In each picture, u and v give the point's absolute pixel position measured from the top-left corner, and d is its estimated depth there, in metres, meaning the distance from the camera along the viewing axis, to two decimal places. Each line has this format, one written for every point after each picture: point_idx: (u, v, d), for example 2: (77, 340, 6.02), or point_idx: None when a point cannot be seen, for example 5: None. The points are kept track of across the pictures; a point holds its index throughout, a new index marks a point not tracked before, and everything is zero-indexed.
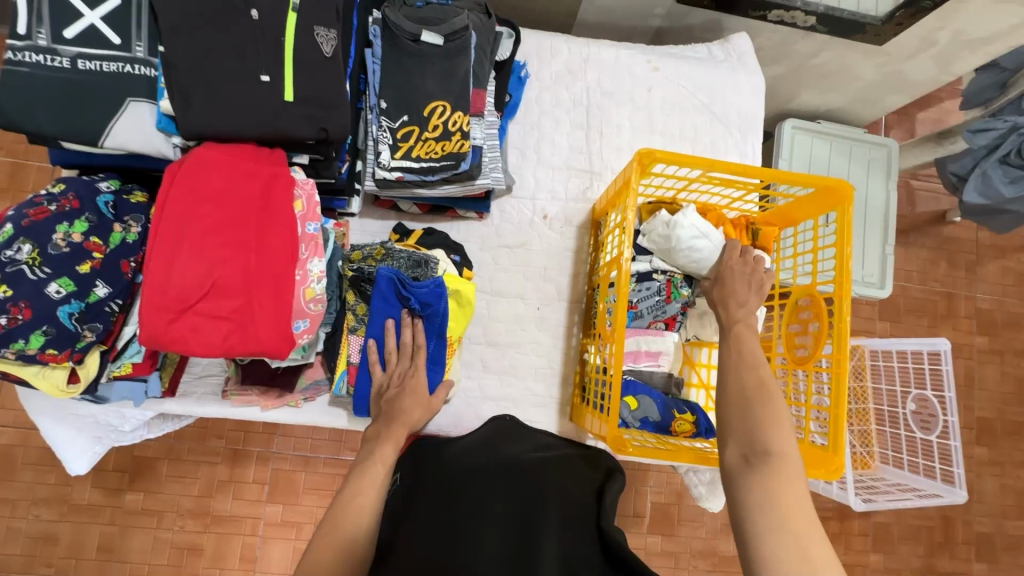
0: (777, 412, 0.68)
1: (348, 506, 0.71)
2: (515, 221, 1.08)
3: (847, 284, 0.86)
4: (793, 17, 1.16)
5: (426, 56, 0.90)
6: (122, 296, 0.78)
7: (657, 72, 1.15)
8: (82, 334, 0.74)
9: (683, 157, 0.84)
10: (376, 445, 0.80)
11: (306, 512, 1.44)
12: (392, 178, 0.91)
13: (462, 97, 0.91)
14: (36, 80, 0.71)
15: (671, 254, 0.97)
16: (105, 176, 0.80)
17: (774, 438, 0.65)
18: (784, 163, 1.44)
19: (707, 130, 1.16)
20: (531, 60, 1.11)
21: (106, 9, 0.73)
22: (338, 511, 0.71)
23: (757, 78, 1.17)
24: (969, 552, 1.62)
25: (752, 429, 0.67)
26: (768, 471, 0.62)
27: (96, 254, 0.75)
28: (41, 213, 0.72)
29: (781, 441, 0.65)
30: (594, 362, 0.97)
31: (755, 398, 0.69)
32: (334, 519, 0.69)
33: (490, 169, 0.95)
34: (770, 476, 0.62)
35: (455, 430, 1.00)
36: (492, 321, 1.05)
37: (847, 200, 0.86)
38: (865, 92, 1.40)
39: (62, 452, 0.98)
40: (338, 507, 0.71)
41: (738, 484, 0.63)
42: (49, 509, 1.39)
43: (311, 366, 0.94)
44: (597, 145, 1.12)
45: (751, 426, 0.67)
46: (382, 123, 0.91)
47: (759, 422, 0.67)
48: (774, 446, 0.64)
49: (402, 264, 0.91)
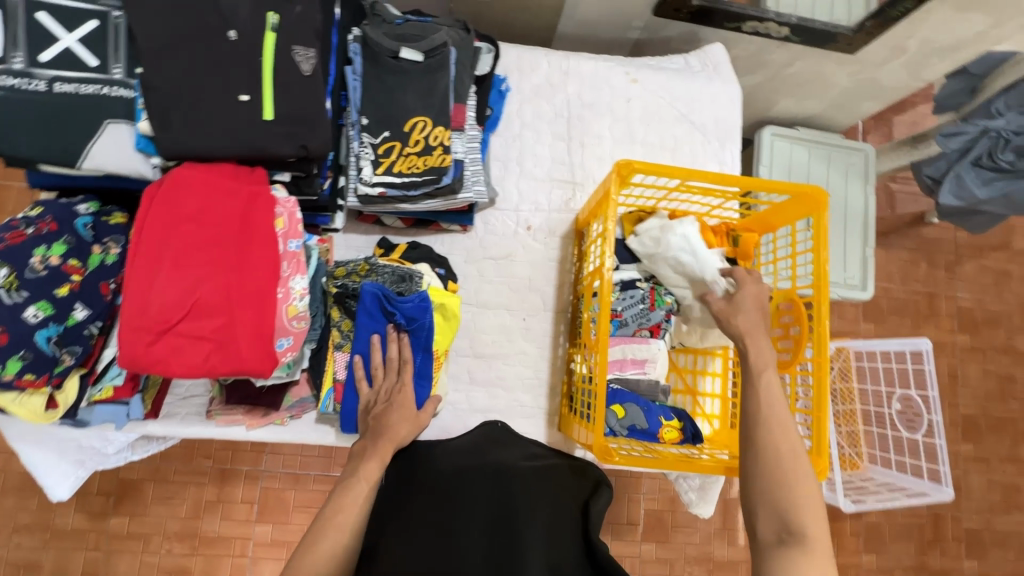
0: (805, 482, 0.69)
1: (330, 526, 0.71)
2: (499, 233, 1.09)
3: (824, 289, 0.87)
4: (767, 28, 1.19)
5: (407, 73, 0.91)
6: (102, 317, 0.77)
7: (635, 83, 1.17)
8: (61, 358, 0.73)
9: (661, 168, 0.86)
10: (361, 461, 0.79)
11: (296, 531, 1.42)
12: (374, 193, 0.92)
13: (443, 113, 0.92)
14: (11, 103, 0.70)
15: (656, 260, 0.99)
16: (84, 198, 0.80)
17: (806, 515, 0.67)
18: (764, 169, 1.47)
19: (687, 140, 1.18)
20: (511, 74, 1.13)
21: (83, 31, 0.73)
22: (321, 529, 0.71)
23: (734, 88, 1.19)
24: (960, 548, 1.64)
25: (783, 503, 0.68)
26: (803, 554, 0.65)
27: (74, 277, 0.74)
28: (18, 237, 0.71)
29: (814, 522, 0.66)
30: (579, 371, 0.97)
31: (786, 473, 0.69)
32: (317, 537, 0.70)
33: (473, 182, 0.96)
34: (801, 556, 0.65)
35: None
36: (479, 332, 1.05)
37: (822, 207, 0.88)
38: (840, 99, 1.43)
39: (42, 477, 0.96)
40: (321, 525, 0.71)
41: (773, 563, 0.65)
42: (32, 536, 1.36)
43: (296, 384, 0.93)
44: (579, 156, 1.14)
45: (781, 500, 0.68)
46: (364, 140, 0.92)
47: (794, 504, 0.67)
48: (808, 527, 0.66)
49: (386, 279, 0.92)
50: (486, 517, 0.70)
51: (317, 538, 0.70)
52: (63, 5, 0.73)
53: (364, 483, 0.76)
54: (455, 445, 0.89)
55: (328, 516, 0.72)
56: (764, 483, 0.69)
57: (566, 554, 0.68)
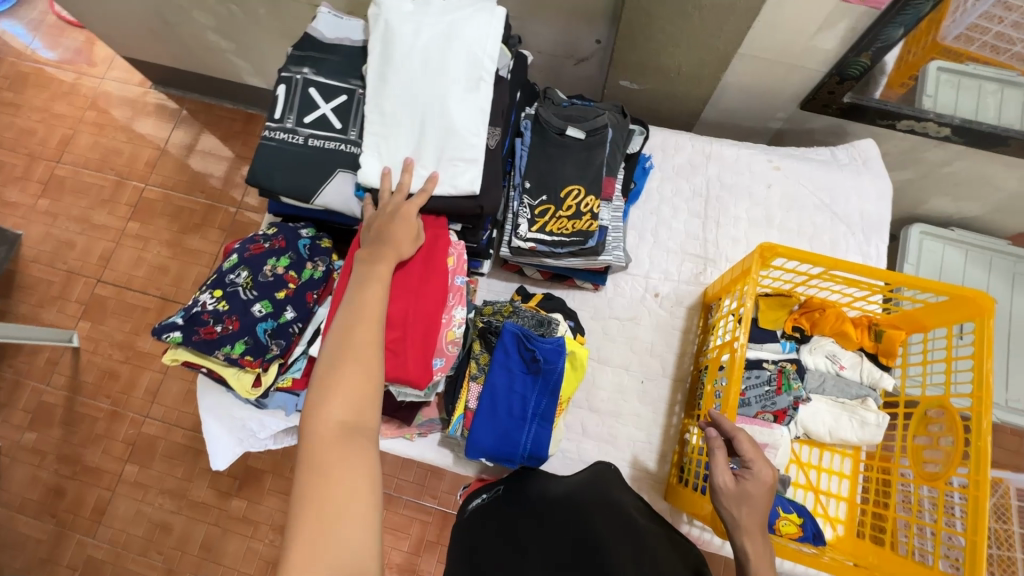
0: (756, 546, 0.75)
1: (349, 437, 0.67)
2: (627, 296, 1.16)
3: (987, 401, 0.81)
4: (925, 127, 1.18)
5: (569, 147, 1.05)
6: (303, 320, 0.94)
7: (777, 170, 1.21)
8: (270, 347, 0.90)
9: (806, 254, 0.88)
10: (341, 332, 0.74)
11: (380, 550, 1.51)
12: (526, 247, 1.03)
13: (595, 182, 1.04)
14: (278, 151, 0.94)
15: (454, 146, 0.90)
16: (305, 225, 1.01)
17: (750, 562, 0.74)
18: (909, 267, 1.39)
19: (828, 229, 1.18)
20: (655, 153, 1.23)
21: (335, 103, 0.96)
22: (333, 450, 0.65)
23: (883, 184, 1.18)
24: None
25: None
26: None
27: (290, 284, 0.94)
28: (258, 249, 0.94)
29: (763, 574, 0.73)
30: (695, 443, 0.99)
31: (747, 524, 0.76)
32: (318, 513, 0.61)
33: (613, 247, 1.05)
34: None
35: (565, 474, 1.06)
36: (596, 388, 1.11)
37: (987, 312, 0.83)
38: (1008, 203, 1.32)
39: (211, 447, 1.16)
40: (327, 446, 0.66)
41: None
42: (172, 500, 1.59)
43: (428, 405, 1.04)
44: (712, 235, 1.19)
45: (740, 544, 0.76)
46: (524, 201, 1.05)
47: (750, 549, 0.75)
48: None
49: (527, 322, 1.01)
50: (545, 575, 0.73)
51: (337, 454, 0.65)
52: (327, 83, 0.97)
53: (364, 360, 0.72)
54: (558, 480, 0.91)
55: (320, 422, 0.67)
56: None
57: None
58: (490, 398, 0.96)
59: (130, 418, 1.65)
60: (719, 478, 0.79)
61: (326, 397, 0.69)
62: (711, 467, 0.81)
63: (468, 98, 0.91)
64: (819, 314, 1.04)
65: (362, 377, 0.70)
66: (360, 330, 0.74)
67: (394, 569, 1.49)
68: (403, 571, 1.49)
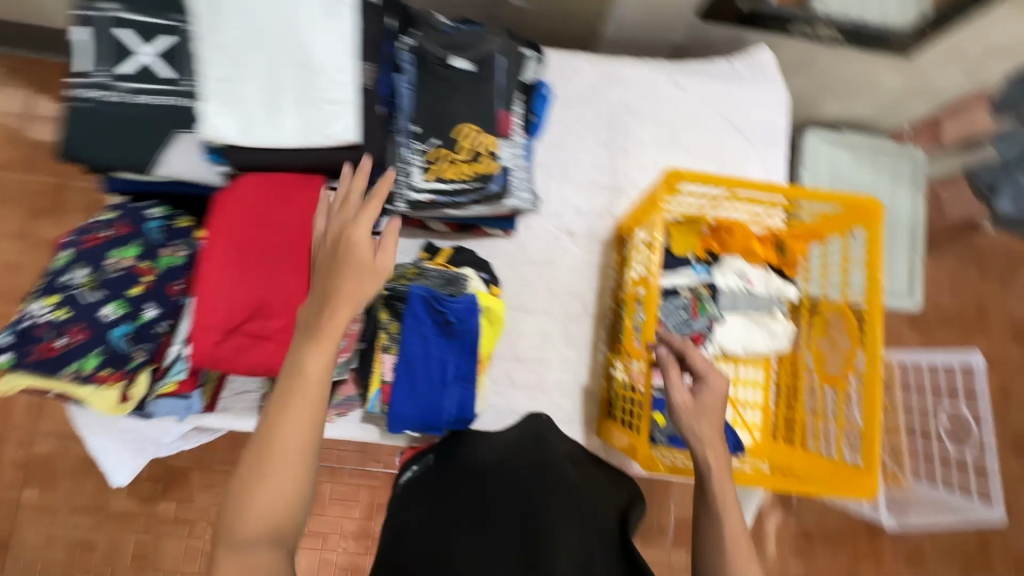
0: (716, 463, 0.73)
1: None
2: (541, 238, 1.10)
3: (877, 303, 0.86)
4: (817, 31, 1.17)
5: (457, 80, 0.93)
6: (171, 317, 0.80)
7: (680, 89, 1.16)
8: (133, 354, 0.76)
9: (710, 176, 0.85)
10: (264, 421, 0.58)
11: (329, 522, 1.46)
12: (423, 200, 0.93)
13: (489, 119, 0.94)
14: (94, 115, 0.75)
15: (317, 92, 0.77)
16: (154, 204, 0.85)
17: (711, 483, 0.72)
18: (808, 174, 1.43)
19: (732, 146, 1.16)
20: (555, 79, 1.13)
21: (157, 46, 0.77)
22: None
23: (780, 94, 1.17)
24: (1009, 569, 1.47)
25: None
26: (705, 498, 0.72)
27: (145, 277, 0.79)
28: (95, 240, 0.79)
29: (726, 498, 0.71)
30: (622, 379, 0.99)
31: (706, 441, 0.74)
32: None
33: (519, 189, 0.97)
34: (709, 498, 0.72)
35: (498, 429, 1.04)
36: (519, 337, 1.07)
37: (876, 217, 0.86)
38: (891, 101, 1.37)
39: (106, 464, 1.03)
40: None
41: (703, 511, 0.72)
42: (87, 517, 1.43)
43: (344, 384, 0.93)
44: (620, 162, 1.14)
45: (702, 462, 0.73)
46: (414, 147, 0.93)
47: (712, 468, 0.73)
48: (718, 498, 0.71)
49: (434, 283, 0.93)
50: (488, 549, 0.68)
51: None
52: (141, 21, 0.77)
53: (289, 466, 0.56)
54: (488, 437, 0.89)
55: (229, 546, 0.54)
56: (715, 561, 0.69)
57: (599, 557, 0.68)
58: (406, 368, 0.90)
59: (15, 440, 1.42)
60: (677, 397, 0.77)
61: (244, 514, 0.54)
62: (667, 380, 0.78)
63: (328, 28, 0.77)
64: (727, 235, 1.05)
65: (288, 490, 0.56)
66: (285, 423, 0.57)
67: (349, 538, 1.46)
68: (357, 538, 1.47)
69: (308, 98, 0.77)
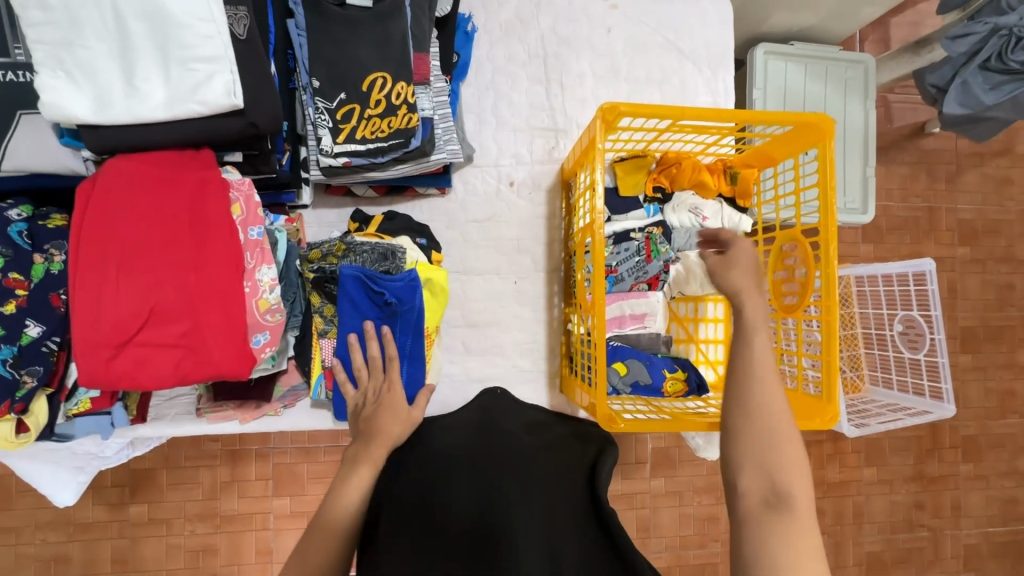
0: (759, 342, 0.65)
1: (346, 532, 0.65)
2: (480, 193, 1.02)
3: (832, 227, 0.82)
4: None
5: (357, 22, 0.80)
6: (60, 332, 0.71)
7: (615, 10, 1.05)
8: (22, 381, 0.69)
9: (651, 107, 0.77)
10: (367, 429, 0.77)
11: (313, 500, 1.37)
12: (338, 164, 0.84)
13: (403, 64, 0.82)
14: None
15: (180, 48, 0.64)
16: (14, 202, 0.72)
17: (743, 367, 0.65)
18: (758, 92, 1.35)
19: (676, 70, 1.08)
20: (476, 12, 1.02)
21: None
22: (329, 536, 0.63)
23: (722, 8, 1.08)
24: (956, 454, 1.57)
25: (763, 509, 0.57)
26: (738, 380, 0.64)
27: (19, 291, 0.69)
28: None
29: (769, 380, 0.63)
30: (578, 334, 0.94)
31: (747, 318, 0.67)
32: None
33: (445, 141, 0.88)
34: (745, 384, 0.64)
35: (458, 398, 0.99)
36: (469, 301, 1.01)
37: (828, 136, 0.81)
38: (839, 7, 1.28)
39: (45, 487, 0.95)
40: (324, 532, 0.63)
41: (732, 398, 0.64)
42: (55, 531, 1.33)
43: (286, 373, 0.90)
44: (558, 101, 1.04)
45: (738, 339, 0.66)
46: (318, 105, 0.82)
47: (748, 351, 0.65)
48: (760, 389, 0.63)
49: (366, 258, 0.84)
50: (468, 506, 0.63)
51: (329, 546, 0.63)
52: None
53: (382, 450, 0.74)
54: (438, 417, 0.85)
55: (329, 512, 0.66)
56: (742, 425, 0.62)
57: (563, 523, 0.65)
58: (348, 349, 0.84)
59: None
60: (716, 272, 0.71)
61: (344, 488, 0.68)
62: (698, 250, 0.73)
63: None
64: (676, 168, 0.98)
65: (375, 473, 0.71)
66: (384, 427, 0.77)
67: None
68: None
69: (172, 57, 0.64)
